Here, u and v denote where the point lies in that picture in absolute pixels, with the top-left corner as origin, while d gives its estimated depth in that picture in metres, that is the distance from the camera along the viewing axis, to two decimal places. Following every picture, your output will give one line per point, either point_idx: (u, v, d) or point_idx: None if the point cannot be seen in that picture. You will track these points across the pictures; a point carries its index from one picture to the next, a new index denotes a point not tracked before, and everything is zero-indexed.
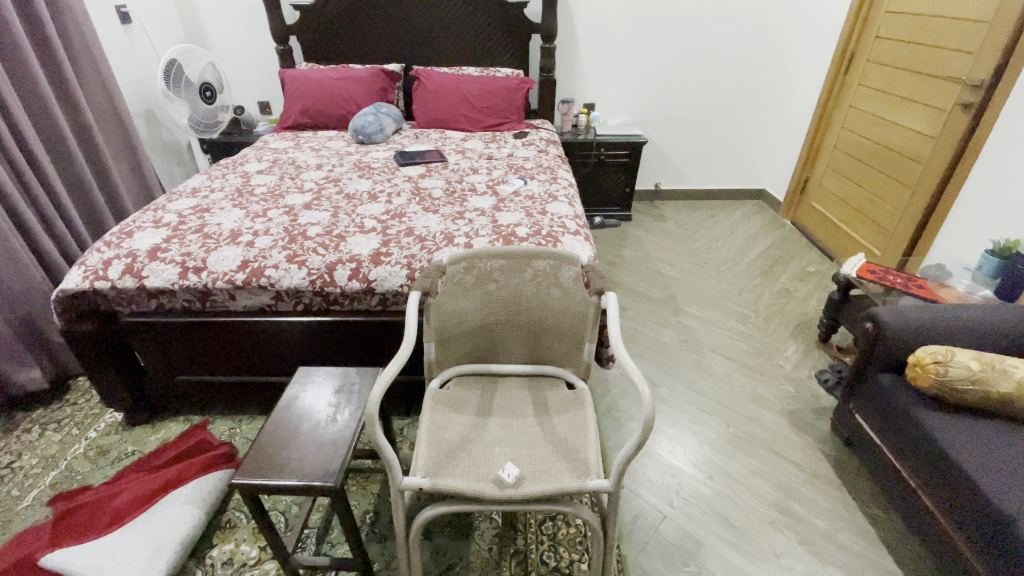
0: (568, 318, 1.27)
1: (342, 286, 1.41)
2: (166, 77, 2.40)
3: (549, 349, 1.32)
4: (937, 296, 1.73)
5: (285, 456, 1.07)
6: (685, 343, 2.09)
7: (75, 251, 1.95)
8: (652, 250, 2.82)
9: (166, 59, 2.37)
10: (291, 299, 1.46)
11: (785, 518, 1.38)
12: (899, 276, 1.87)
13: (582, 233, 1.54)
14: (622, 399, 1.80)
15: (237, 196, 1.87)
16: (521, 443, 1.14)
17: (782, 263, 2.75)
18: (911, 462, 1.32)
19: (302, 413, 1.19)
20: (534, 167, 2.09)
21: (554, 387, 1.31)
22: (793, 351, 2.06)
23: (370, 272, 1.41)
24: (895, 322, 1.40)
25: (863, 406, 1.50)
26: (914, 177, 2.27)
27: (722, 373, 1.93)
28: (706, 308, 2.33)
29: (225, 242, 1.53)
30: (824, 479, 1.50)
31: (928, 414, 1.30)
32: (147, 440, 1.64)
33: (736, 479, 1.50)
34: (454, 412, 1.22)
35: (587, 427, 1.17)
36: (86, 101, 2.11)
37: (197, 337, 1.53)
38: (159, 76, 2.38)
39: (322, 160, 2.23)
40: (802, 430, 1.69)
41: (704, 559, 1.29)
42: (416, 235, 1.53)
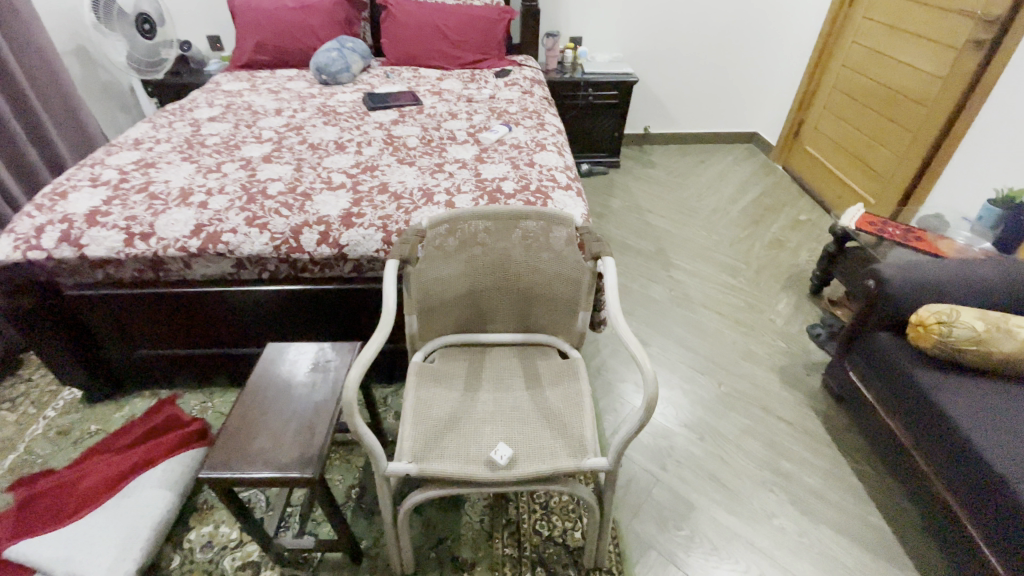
0: (561, 284, 1.17)
1: (310, 252, 1.27)
2: (93, 5, 2.11)
3: (540, 316, 1.23)
4: (936, 249, 1.68)
5: (257, 445, 0.98)
6: (676, 298, 2.03)
7: (7, 212, 1.74)
8: (640, 200, 2.70)
9: None
10: (254, 267, 1.32)
11: (777, 478, 1.38)
12: (898, 227, 1.80)
13: (573, 187, 1.41)
14: (612, 359, 1.75)
15: (185, 147, 1.67)
16: (513, 420, 1.07)
17: (774, 211, 2.67)
18: (906, 421, 1.30)
19: (275, 395, 1.09)
20: (518, 111, 1.91)
21: (545, 357, 1.23)
22: (784, 304, 2.02)
23: (341, 236, 1.27)
24: (899, 280, 1.34)
25: (859, 364, 1.47)
26: (916, 120, 2.16)
27: (713, 329, 1.88)
28: (696, 260, 2.26)
29: (174, 204, 1.36)
30: (815, 436, 1.50)
31: (928, 374, 1.26)
32: (111, 417, 1.54)
33: (728, 438, 1.49)
34: (440, 388, 1.13)
35: (583, 401, 1.10)
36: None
37: (154, 310, 1.40)
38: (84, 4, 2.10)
39: (282, 104, 2.00)
40: (793, 386, 1.67)
41: (697, 522, 1.28)
42: (390, 192, 1.38)
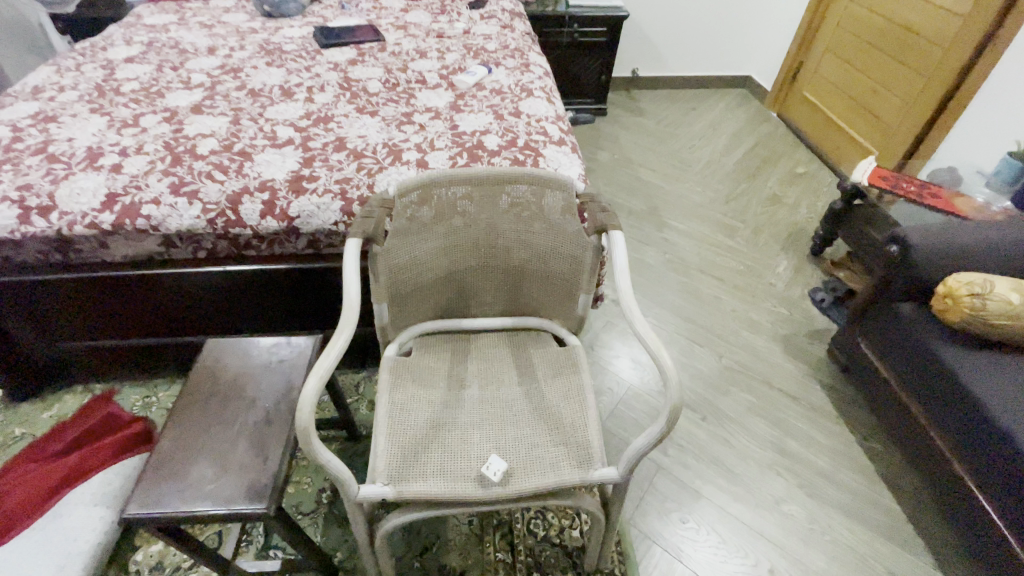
0: (558, 261, 0.99)
1: (253, 226, 1.06)
2: None
3: (533, 298, 1.06)
4: (954, 206, 1.56)
5: (197, 471, 0.79)
6: (671, 262, 1.88)
7: None
8: (630, 152, 2.49)
9: None
10: (186, 244, 1.10)
11: (784, 460, 1.29)
12: (912, 183, 1.66)
13: (567, 141, 1.21)
14: (605, 333, 1.61)
15: (96, 96, 1.38)
16: (506, 424, 0.92)
17: (770, 163, 2.50)
18: (925, 399, 1.20)
19: (219, 403, 0.89)
20: (498, 50, 1.65)
21: (539, 344, 1.07)
22: (784, 267, 1.89)
23: (290, 205, 1.05)
24: (926, 246, 1.22)
25: (873, 336, 1.36)
26: (930, 62, 1.99)
27: (712, 296, 1.75)
28: (691, 219, 2.10)
29: (80, 167, 1.11)
30: (821, 411, 1.41)
31: (953, 350, 1.16)
32: (38, 419, 1.33)
33: (731, 418, 1.38)
34: (419, 387, 0.96)
35: (585, 399, 0.96)
36: None
37: (70, 298, 1.16)
38: None
39: (216, 40, 1.68)
40: (797, 357, 1.56)
41: (702, 513, 1.19)
42: (348, 149, 1.15)
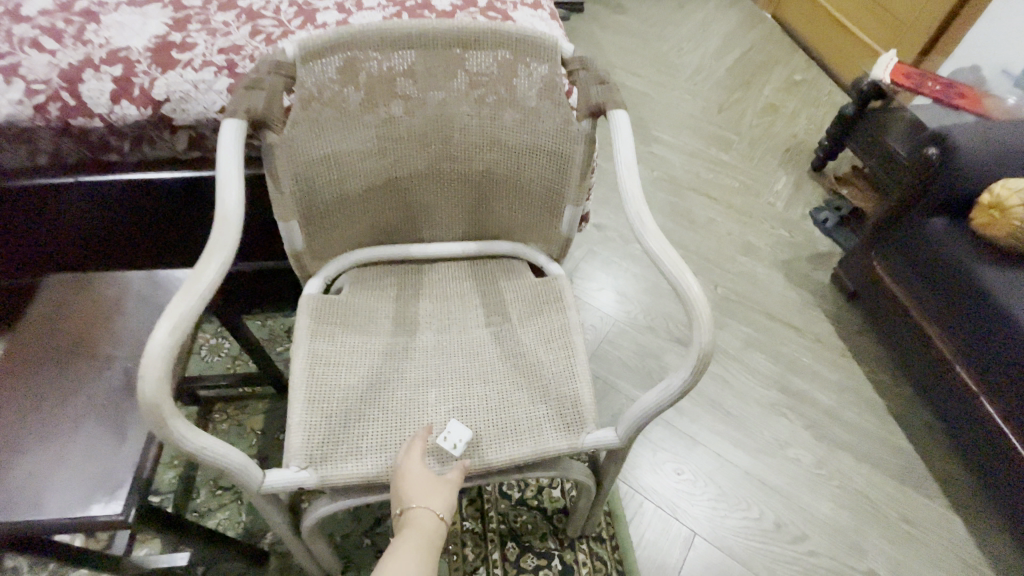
0: (536, 163, 0.74)
1: (103, 115, 0.76)
2: None
3: (503, 216, 0.81)
4: (983, 109, 1.36)
5: (22, 465, 0.55)
6: (659, 180, 1.64)
7: None
8: (610, 56, 2.16)
9: None
10: (14, 146, 0.79)
11: (788, 399, 1.14)
12: (937, 82, 1.44)
13: (542, 7, 0.92)
14: (587, 262, 1.39)
15: None
16: (469, 378, 0.71)
17: (765, 69, 2.22)
18: (954, 328, 1.04)
19: (59, 368, 0.63)
20: None
21: (512, 276, 0.83)
22: (783, 184, 1.68)
23: (151, 82, 0.76)
24: (970, 148, 1.02)
25: (892, 258, 1.19)
26: None
27: (705, 219, 1.54)
28: (681, 132, 1.84)
29: None
30: (826, 344, 1.26)
31: (998, 272, 0.98)
32: None
33: (729, 354, 1.22)
34: (352, 334, 0.72)
35: (572, 343, 0.74)
36: None
37: None
38: None
39: None
40: (798, 285, 1.40)
41: (700, 463, 1.03)
42: (239, 8, 0.83)
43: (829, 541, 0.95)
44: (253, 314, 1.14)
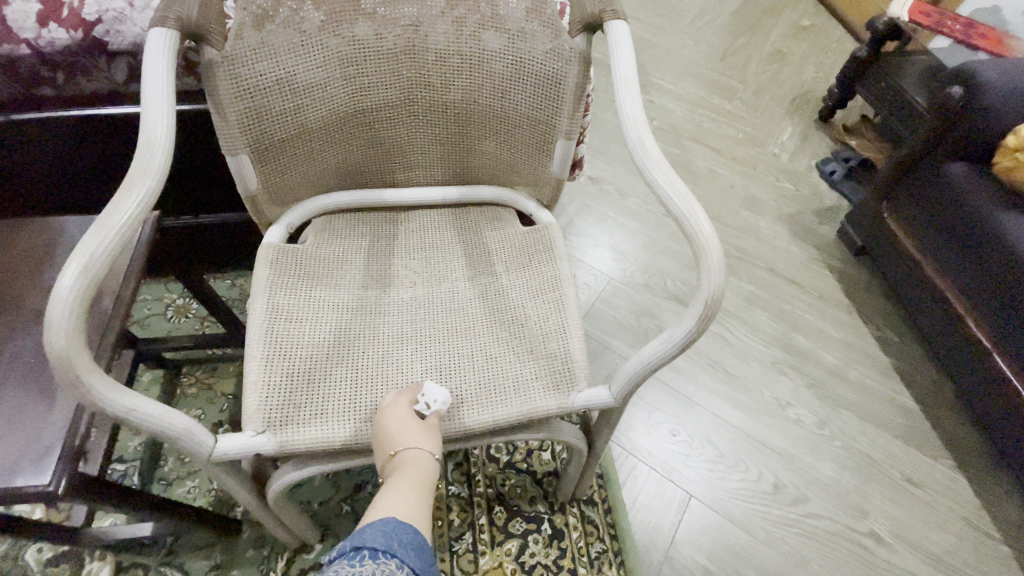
0: (522, 91, 0.65)
1: (31, 40, 0.67)
2: None
3: (488, 157, 0.72)
4: (1007, 49, 1.27)
5: None
6: (659, 130, 1.54)
7: None
8: None
9: None
10: None
11: (790, 358, 1.09)
12: (958, 21, 1.34)
13: None
14: (580, 217, 1.31)
15: None
16: (449, 336, 0.64)
17: (772, 13, 2.08)
18: (969, 282, 0.98)
19: None
20: None
21: (497, 224, 0.75)
22: (790, 135, 1.59)
23: (81, 0, 0.66)
24: (1000, 84, 0.93)
25: (906, 209, 1.11)
26: None
27: (707, 171, 1.45)
28: (681, 80, 1.72)
29: None
30: (831, 301, 1.20)
31: (1021, 222, 0.91)
32: None
33: (729, 312, 1.16)
34: (319, 287, 0.65)
35: (563, 296, 0.67)
36: None
37: None
38: None
39: None
40: (803, 240, 1.33)
41: (697, 424, 0.99)
42: None
43: (830, 502, 0.92)
44: (222, 274, 1.07)
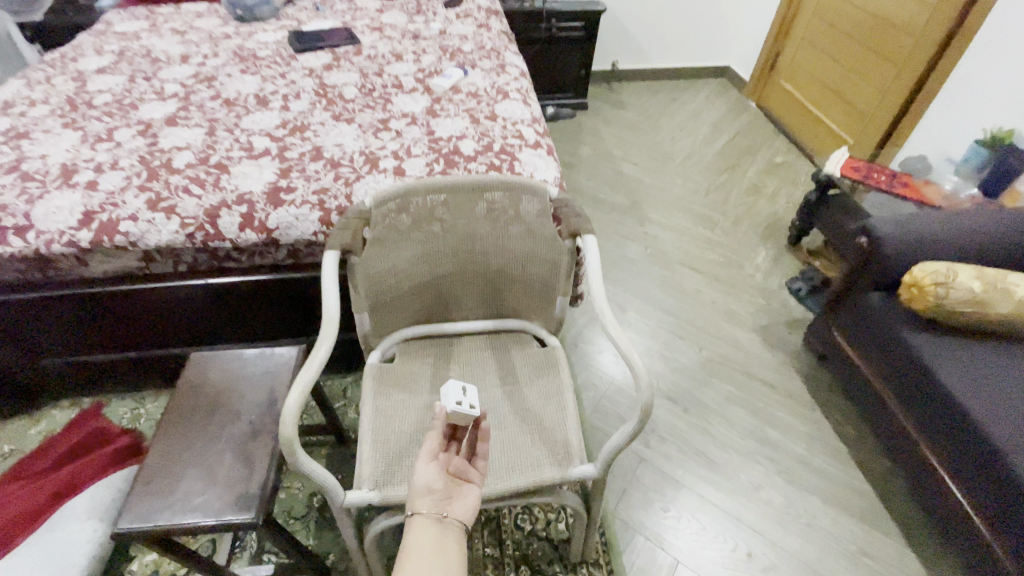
0: (535, 265, 1.01)
1: (232, 239, 1.06)
2: None
3: (514, 302, 1.08)
4: (924, 196, 1.61)
5: (185, 486, 0.80)
6: (653, 256, 1.91)
7: None
8: (611, 147, 2.50)
9: None
10: (166, 259, 1.10)
11: (763, 448, 1.33)
12: (884, 173, 1.70)
13: (543, 143, 1.23)
14: (589, 329, 1.64)
15: (68, 110, 1.35)
16: (487, 427, 0.95)
17: (749, 153, 2.52)
18: (897, 387, 1.24)
19: (203, 419, 0.90)
20: (474, 50, 1.66)
21: (521, 346, 1.09)
22: (763, 257, 1.93)
23: (267, 216, 1.06)
24: (895, 238, 1.26)
25: (846, 324, 1.39)
26: (903, 54, 2.02)
27: (693, 289, 1.78)
28: (672, 213, 2.12)
29: (55, 185, 1.09)
30: (798, 399, 1.45)
31: (924, 341, 1.19)
32: (27, 435, 1.28)
33: (712, 409, 1.42)
34: (403, 393, 0.98)
35: (564, 399, 0.99)
36: None
37: (53, 315, 1.15)
38: None
39: (188, 47, 1.66)
40: (775, 347, 1.61)
41: (684, 502, 1.22)
42: (325, 158, 1.16)
43: (797, 571, 1.12)
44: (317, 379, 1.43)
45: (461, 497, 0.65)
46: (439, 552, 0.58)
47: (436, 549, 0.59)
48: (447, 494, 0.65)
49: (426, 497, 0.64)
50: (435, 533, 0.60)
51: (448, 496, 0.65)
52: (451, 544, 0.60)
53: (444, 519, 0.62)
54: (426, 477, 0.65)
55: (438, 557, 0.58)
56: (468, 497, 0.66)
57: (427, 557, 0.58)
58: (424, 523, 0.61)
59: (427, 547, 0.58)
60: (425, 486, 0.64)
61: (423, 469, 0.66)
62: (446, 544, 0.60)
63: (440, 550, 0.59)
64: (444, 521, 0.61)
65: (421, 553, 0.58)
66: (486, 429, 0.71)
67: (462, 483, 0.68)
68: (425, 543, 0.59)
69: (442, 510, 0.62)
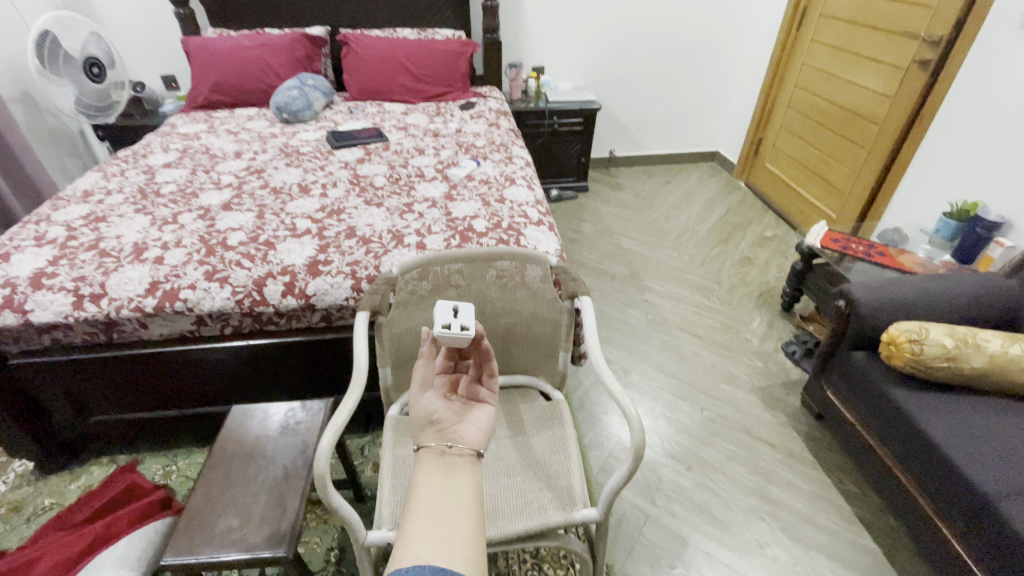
0: (539, 324, 1.14)
1: (275, 304, 1.21)
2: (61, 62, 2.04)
3: (520, 358, 1.20)
4: (900, 263, 1.74)
5: (223, 523, 0.89)
6: (654, 322, 2.03)
7: None
8: (611, 223, 2.72)
9: (85, 57, 2.11)
10: (215, 322, 1.25)
11: (767, 505, 1.37)
12: (861, 243, 1.85)
13: (545, 221, 1.41)
14: (594, 391, 1.73)
15: (139, 198, 1.56)
16: (497, 474, 1.03)
17: (741, 228, 2.71)
18: (888, 440, 1.28)
19: (241, 465, 1.00)
20: (485, 145, 1.92)
21: (527, 400, 1.19)
22: (758, 323, 2.04)
23: (307, 285, 1.22)
24: (870, 300, 1.37)
25: (836, 382, 1.47)
26: (869, 138, 2.21)
27: (692, 353, 1.88)
28: (670, 282, 2.27)
29: (127, 260, 1.27)
30: (799, 458, 1.50)
31: (906, 393, 1.25)
32: (67, 489, 1.41)
33: (714, 467, 1.47)
34: None
35: (568, 448, 1.07)
36: None
37: (112, 373, 1.29)
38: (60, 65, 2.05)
39: (241, 145, 1.93)
40: (774, 407, 1.67)
41: (690, 559, 1.25)
42: (357, 236, 1.34)
43: None
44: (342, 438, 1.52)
45: (471, 425, 0.60)
46: (448, 485, 0.50)
47: (445, 483, 0.50)
48: (452, 423, 0.59)
49: (429, 429, 0.58)
50: (442, 464, 0.53)
51: (454, 424, 0.59)
52: (463, 475, 0.52)
53: (450, 448, 0.54)
54: (425, 411, 0.60)
55: (448, 493, 0.50)
56: (481, 425, 0.61)
57: (434, 495, 0.49)
58: (429, 458, 0.53)
59: (435, 482, 0.50)
60: (428, 419, 0.59)
61: (422, 404, 0.61)
62: (457, 475, 0.51)
63: (449, 483, 0.50)
64: (452, 450, 0.54)
65: (428, 491, 0.49)
66: (488, 348, 0.69)
67: (469, 411, 0.63)
68: (432, 478, 0.51)
69: (447, 438, 0.56)
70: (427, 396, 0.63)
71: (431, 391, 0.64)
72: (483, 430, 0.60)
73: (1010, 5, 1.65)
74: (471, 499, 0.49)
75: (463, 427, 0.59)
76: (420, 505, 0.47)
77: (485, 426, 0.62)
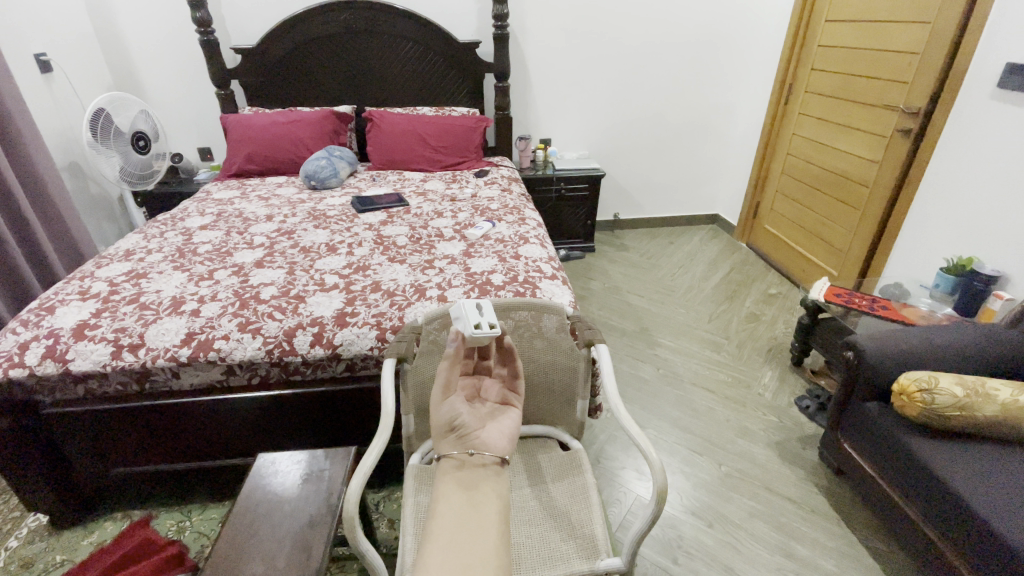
0: (557, 372, 1.18)
1: (303, 354, 1.27)
2: (108, 134, 2.20)
3: (538, 408, 1.22)
4: (904, 317, 1.79)
5: (249, 569, 0.91)
6: (664, 376, 2.05)
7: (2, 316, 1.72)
8: (619, 282, 2.80)
9: (133, 129, 2.30)
10: (245, 372, 1.31)
11: (792, 563, 1.34)
12: (863, 298, 1.92)
13: (558, 276, 1.50)
14: (610, 445, 1.72)
15: (177, 256, 1.67)
16: (519, 523, 1.03)
17: (745, 286, 2.78)
18: (909, 491, 1.26)
19: (265, 510, 1.02)
20: (499, 208, 2.04)
21: (546, 451, 1.20)
22: (770, 378, 2.05)
23: (335, 337, 1.28)
24: (876, 351, 1.40)
25: (851, 435, 1.46)
26: (861, 199, 2.34)
27: (706, 408, 1.88)
28: (680, 338, 2.31)
29: (166, 313, 1.35)
30: (822, 514, 1.48)
31: (923, 444, 1.25)
32: (78, 545, 1.40)
33: (734, 522, 1.45)
34: None
35: (589, 497, 1.08)
36: (10, 170, 1.84)
37: (138, 423, 1.32)
38: (105, 137, 2.20)
39: (272, 210, 2.07)
40: (791, 462, 1.66)
41: None
42: (383, 290, 1.42)
43: None
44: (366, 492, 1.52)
45: (493, 431, 0.61)
46: (470, 501, 0.49)
47: (466, 500, 0.49)
48: (475, 428, 0.60)
49: (451, 435, 0.58)
50: (462, 477, 0.52)
51: (477, 430, 0.60)
52: (485, 490, 0.51)
53: (471, 458, 0.54)
54: (448, 415, 0.61)
55: (468, 511, 0.49)
56: (503, 429, 0.62)
57: (454, 513, 0.48)
58: (448, 472, 0.53)
59: (456, 499, 0.50)
60: (449, 424, 0.60)
61: (444, 408, 0.61)
62: (479, 490, 0.50)
63: (471, 499, 0.50)
64: (474, 459, 0.54)
65: (449, 507, 0.49)
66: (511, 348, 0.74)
67: (492, 417, 0.64)
68: (453, 495, 0.50)
69: (469, 446, 0.56)
70: (450, 399, 0.63)
71: (455, 396, 0.64)
72: (505, 435, 0.61)
73: (979, 80, 1.81)
74: (495, 514, 0.49)
75: (485, 434, 0.59)
76: (440, 523, 0.47)
77: (508, 431, 0.63)
